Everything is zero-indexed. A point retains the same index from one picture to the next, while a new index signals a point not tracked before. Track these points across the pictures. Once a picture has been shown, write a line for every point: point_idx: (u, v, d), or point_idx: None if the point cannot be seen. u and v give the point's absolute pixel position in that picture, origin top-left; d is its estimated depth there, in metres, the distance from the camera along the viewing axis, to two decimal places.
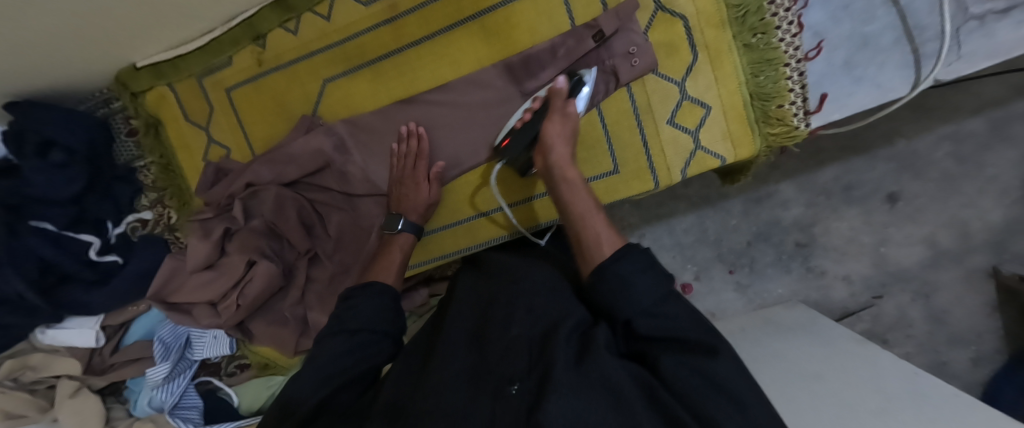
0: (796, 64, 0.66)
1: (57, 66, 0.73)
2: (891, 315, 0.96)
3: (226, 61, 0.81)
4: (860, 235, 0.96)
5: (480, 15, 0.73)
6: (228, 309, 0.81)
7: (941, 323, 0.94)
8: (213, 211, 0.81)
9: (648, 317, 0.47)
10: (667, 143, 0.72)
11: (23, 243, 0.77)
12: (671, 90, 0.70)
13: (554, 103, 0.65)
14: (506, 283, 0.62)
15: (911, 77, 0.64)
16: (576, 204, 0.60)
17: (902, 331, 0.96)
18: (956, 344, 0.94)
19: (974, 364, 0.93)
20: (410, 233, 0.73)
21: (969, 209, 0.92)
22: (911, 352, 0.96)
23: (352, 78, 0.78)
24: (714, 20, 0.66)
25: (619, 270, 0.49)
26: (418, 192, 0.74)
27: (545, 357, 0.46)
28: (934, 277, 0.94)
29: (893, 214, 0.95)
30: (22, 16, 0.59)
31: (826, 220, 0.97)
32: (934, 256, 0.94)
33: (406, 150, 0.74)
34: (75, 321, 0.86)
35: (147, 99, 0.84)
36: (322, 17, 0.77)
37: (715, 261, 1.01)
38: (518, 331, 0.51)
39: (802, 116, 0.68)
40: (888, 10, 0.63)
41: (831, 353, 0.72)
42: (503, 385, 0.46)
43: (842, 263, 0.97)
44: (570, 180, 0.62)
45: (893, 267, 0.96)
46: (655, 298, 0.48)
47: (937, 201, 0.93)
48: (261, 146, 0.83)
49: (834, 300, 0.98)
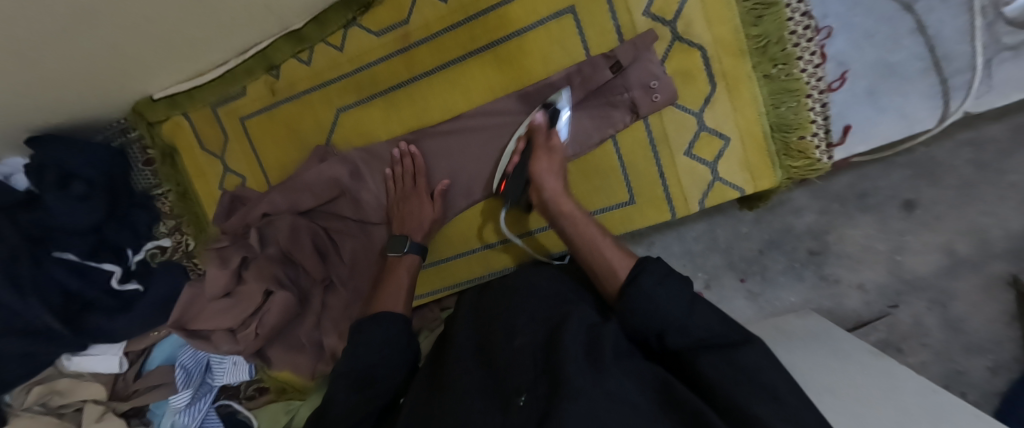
0: (818, 96, 0.64)
1: (78, 98, 0.74)
2: (907, 324, 0.83)
3: (240, 91, 0.81)
4: (875, 243, 0.84)
5: (494, 45, 0.72)
6: (247, 337, 0.82)
7: (959, 331, 0.81)
8: (231, 239, 0.82)
9: (674, 327, 0.47)
10: (684, 172, 0.70)
11: (46, 274, 0.78)
12: (688, 121, 0.68)
13: (538, 140, 0.67)
14: (502, 302, 0.60)
15: (940, 109, 0.61)
16: (584, 234, 0.62)
17: (916, 339, 0.83)
18: (972, 352, 0.80)
19: (995, 375, 0.79)
20: (415, 254, 0.73)
21: (990, 217, 0.79)
22: (927, 361, 0.83)
23: (365, 107, 0.78)
24: (732, 49, 0.65)
25: (641, 290, 0.51)
26: (422, 209, 0.74)
27: (553, 364, 0.44)
28: (951, 285, 0.81)
29: (910, 221, 0.82)
30: (45, 51, 0.60)
31: (841, 227, 0.85)
32: (951, 265, 0.81)
33: (402, 171, 0.76)
34: (98, 348, 0.87)
35: (164, 129, 0.85)
36: (334, 47, 0.76)
37: (726, 269, 0.92)
38: (523, 340, 0.50)
39: (825, 148, 0.65)
40: (915, 40, 0.60)
41: (845, 364, 0.65)
42: (511, 397, 0.44)
43: (857, 272, 0.85)
44: (568, 213, 0.64)
45: (909, 276, 0.83)
46: (682, 307, 0.48)
47: (955, 209, 0.80)
48: (274, 174, 0.83)
49: (847, 308, 0.86)
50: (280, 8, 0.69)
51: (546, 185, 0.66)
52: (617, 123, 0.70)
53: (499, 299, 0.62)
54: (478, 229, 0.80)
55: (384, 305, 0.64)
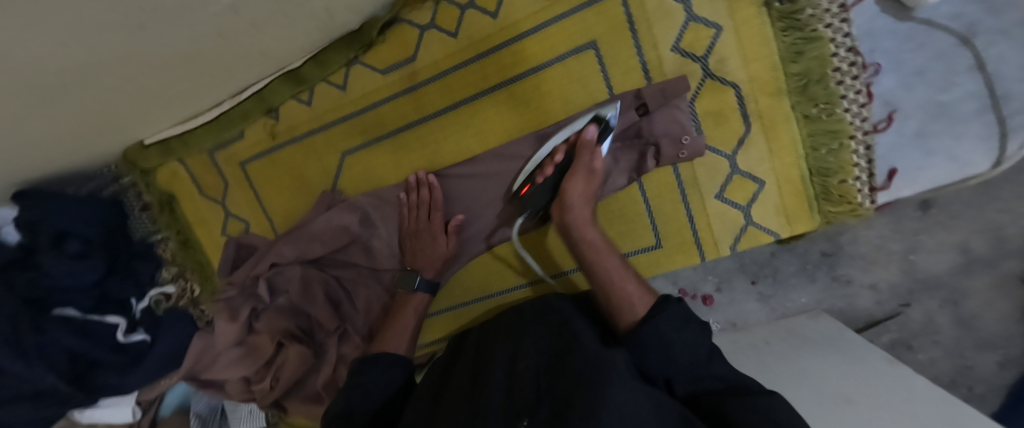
0: (863, 136, 0.59)
1: (60, 153, 0.70)
2: (918, 322, 0.81)
3: (238, 134, 0.76)
4: (889, 243, 0.81)
5: (508, 83, 0.67)
6: (261, 390, 0.79)
7: (970, 328, 0.79)
8: (238, 289, 0.79)
9: (684, 375, 0.48)
10: (715, 217, 0.67)
11: (50, 337, 0.74)
12: (719, 163, 0.64)
13: (581, 158, 0.61)
14: (506, 321, 0.59)
15: (995, 152, 0.57)
16: (603, 267, 0.59)
17: (927, 337, 0.81)
18: (983, 348, 0.79)
19: (1004, 369, 0.78)
20: (425, 292, 0.71)
21: (1008, 214, 0.75)
22: (936, 358, 0.81)
23: (372, 150, 0.74)
24: (770, 88, 0.60)
25: (657, 332, 0.49)
26: (435, 246, 0.71)
27: (561, 398, 0.44)
28: (964, 283, 0.79)
29: (925, 220, 0.79)
30: (27, 117, 0.56)
31: (854, 228, 0.82)
32: (965, 263, 0.78)
33: (418, 200, 0.71)
34: (109, 400, 0.83)
35: (159, 176, 0.82)
36: (337, 87, 0.71)
37: (737, 272, 0.88)
38: (525, 362, 0.49)
39: (867, 192, 0.61)
40: (972, 77, 0.55)
41: (861, 372, 0.64)
42: (512, 419, 0.44)
43: (869, 272, 0.82)
44: (591, 242, 0.60)
45: (922, 275, 0.80)
46: (695, 359, 0.48)
47: (973, 208, 0.76)
48: (280, 219, 0.79)
49: (859, 309, 0.83)
50: (276, 51, 0.64)
51: (571, 207, 0.61)
52: (634, 167, 0.65)
53: (499, 323, 0.61)
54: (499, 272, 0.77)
55: (387, 347, 0.64)
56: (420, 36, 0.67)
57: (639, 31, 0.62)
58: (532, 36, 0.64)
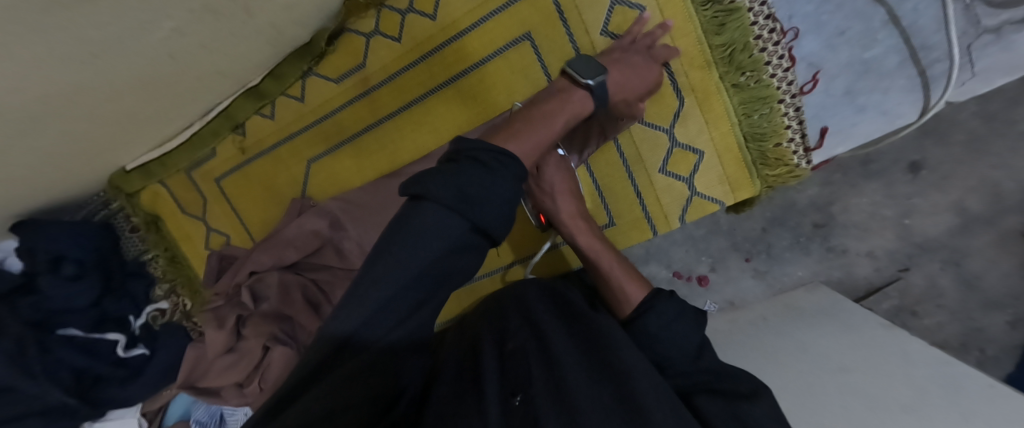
0: (791, 99, 0.61)
1: (54, 184, 0.76)
2: (918, 287, 0.83)
3: (208, 152, 0.82)
4: (881, 210, 0.84)
5: (453, 80, 0.71)
6: (253, 392, 0.83)
7: (975, 289, 0.81)
8: (224, 299, 0.84)
9: (675, 361, 0.48)
10: (663, 191, 0.69)
11: (54, 355, 0.80)
12: (660, 138, 0.67)
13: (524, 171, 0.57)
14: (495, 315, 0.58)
15: (921, 102, 0.59)
16: (600, 260, 0.58)
17: (932, 301, 0.83)
18: (990, 308, 0.81)
19: (1014, 329, 0.79)
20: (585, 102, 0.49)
21: (1002, 170, 0.77)
22: (943, 323, 0.83)
23: (336, 156, 0.79)
24: (698, 61, 0.62)
25: (645, 328, 0.50)
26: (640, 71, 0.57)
27: (556, 374, 0.44)
28: (966, 243, 0.81)
29: (917, 183, 0.81)
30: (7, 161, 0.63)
31: (845, 197, 0.85)
32: (963, 223, 0.81)
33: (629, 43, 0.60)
34: (116, 413, 0.90)
35: (142, 198, 0.87)
36: (296, 99, 0.76)
37: (730, 251, 0.91)
38: (514, 344, 0.49)
39: (802, 153, 0.63)
40: (889, 32, 0.57)
41: (859, 339, 0.65)
42: (507, 397, 0.43)
43: (865, 240, 0.85)
44: (586, 238, 0.59)
45: (919, 238, 0.83)
46: (688, 353, 0.48)
47: (964, 166, 0.79)
48: (259, 229, 0.85)
49: (857, 277, 0.86)
50: (234, 69, 0.69)
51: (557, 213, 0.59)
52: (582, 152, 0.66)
53: (483, 313, 0.61)
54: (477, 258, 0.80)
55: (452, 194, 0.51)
56: (367, 43, 0.71)
57: (569, 19, 0.65)
58: (472, 32, 0.68)
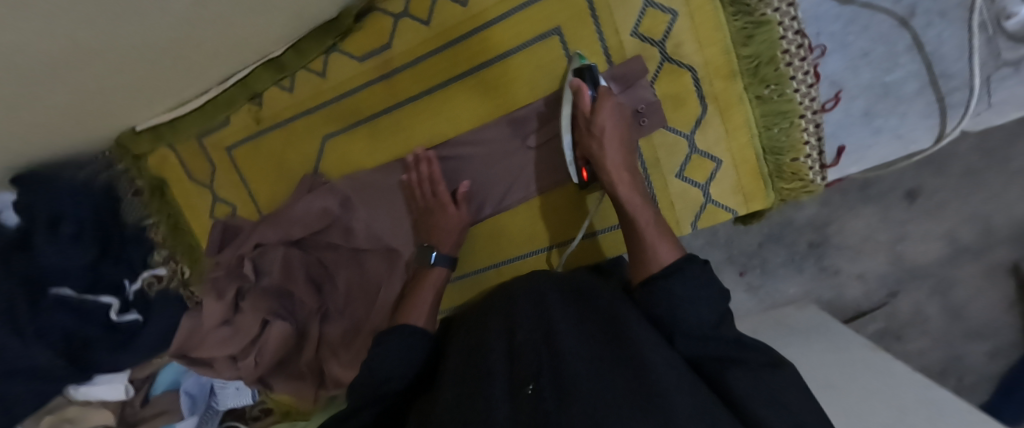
0: (812, 116, 0.62)
1: (60, 137, 0.75)
2: (905, 313, 0.88)
3: (222, 121, 0.81)
4: (875, 233, 0.85)
5: (476, 70, 0.71)
6: (246, 367, 0.82)
7: (959, 318, 0.86)
8: (224, 270, 0.82)
9: (693, 329, 0.47)
10: (677, 197, 0.69)
11: (46, 316, 0.79)
12: (679, 144, 0.67)
13: (581, 106, 0.63)
14: (500, 306, 0.57)
15: (937, 128, 0.61)
16: (638, 216, 0.59)
17: (916, 327, 0.88)
18: (969, 337, 0.87)
19: (992, 359, 0.86)
20: (443, 266, 0.71)
21: (993, 205, 0.82)
22: (925, 348, 0.88)
23: (351, 135, 0.78)
24: (723, 71, 0.63)
25: (669, 291, 0.49)
26: (447, 217, 0.73)
27: (558, 365, 0.44)
28: (952, 273, 0.85)
29: (912, 211, 0.84)
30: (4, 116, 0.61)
31: (842, 218, 0.86)
32: (953, 253, 0.85)
33: (421, 178, 0.74)
34: (103, 378, 0.88)
35: (150, 162, 0.86)
36: (316, 74, 0.75)
37: (725, 264, 0.91)
38: (521, 336, 0.49)
39: (818, 170, 0.64)
40: (913, 57, 0.59)
41: (845, 359, 0.66)
42: (519, 387, 0.44)
43: (856, 262, 0.87)
44: (626, 188, 0.61)
45: (910, 264, 0.86)
46: (711, 319, 0.47)
47: (960, 197, 0.82)
48: (266, 203, 0.84)
49: (847, 299, 0.89)
50: (257, 39, 0.69)
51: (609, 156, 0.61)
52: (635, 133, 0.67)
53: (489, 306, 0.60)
54: (496, 245, 0.80)
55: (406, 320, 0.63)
56: (395, 24, 0.71)
57: (600, 17, 0.65)
58: (499, 24, 0.68)
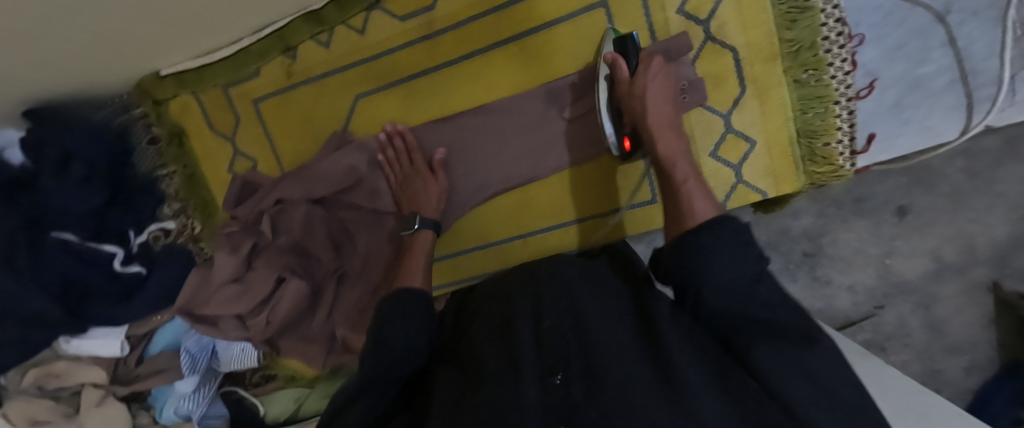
0: (846, 102, 0.65)
1: (84, 74, 0.72)
2: (891, 325, 0.80)
3: (253, 72, 0.79)
4: (867, 247, 0.80)
5: (519, 37, 0.71)
6: (258, 325, 0.81)
7: (940, 333, 0.79)
8: (241, 225, 0.80)
9: (719, 293, 0.44)
10: (709, 176, 0.71)
11: (46, 260, 0.74)
12: (715, 123, 0.69)
13: (619, 77, 0.63)
14: (526, 290, 0.57)
15: (963, 122, 0.63)
16: (676, 171, 0.58)
17: (900, 340, 0.80)
18: (950, 352, 0.78)
19: (969, 375, 0.78)
20: (429, 230, 0.70)
21: (977, 225, 0.75)
22: (908, 362, 0.80)
23: (384, 95, 0.77)
24: (764, 54, 0.65)
25: (699, 246, 0.46)
26: (427, 186, 0.73)
27: (587, 358, 0.45)
28: (936, 289, 0.78)
29: (901, 226, 0.78)
30: (39, 36, 0.57)
31: (834, 230, 0.81)
32: (937, 268, 0.78)
33: (395, 153, 0.75)
34: (99, 331, 0.83)
35: (172, 108, 0.83)
36: (356, 30, 0.75)
37: None
38: (547, 322, 0.49)
39: (848, 155, 0.66)
40: (945, 52, 0.62)
41: None
42: (545, 374, 0.44)
43: (847, 273, 0.81)
44: (668, 147, 0.60)
45: (897, 279, 0.80)
46: (744, 278, 0.44)
47: (947, 215, 0.76)
48: (289, 161, 0.82)
49: (836, 309, 0.82)
50: None
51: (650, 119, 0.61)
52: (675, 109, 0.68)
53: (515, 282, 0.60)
54: (521, 215, 0.80)
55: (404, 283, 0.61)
56: None
57: None
58: None
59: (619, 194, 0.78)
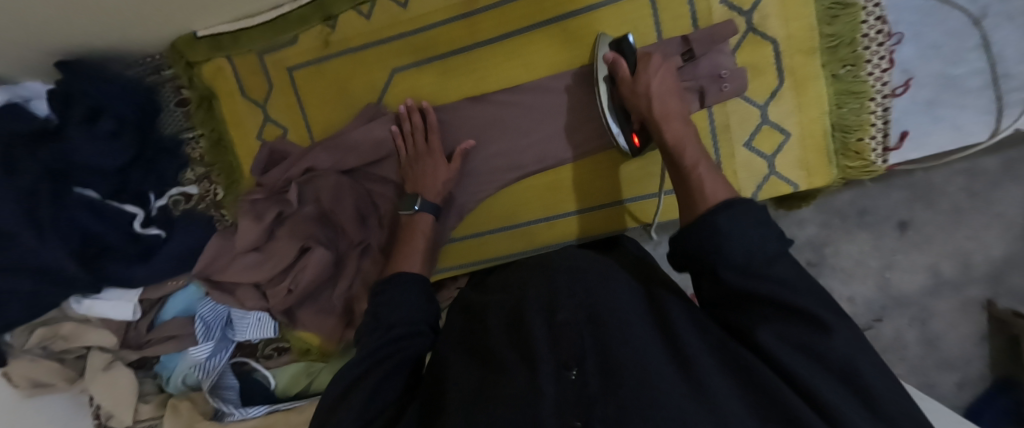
0: (881, 99, 0.67)
1: (122, 30, 0.71)
2: (887, 337, 0.85)
3: (290, 39, 0.79)
4: (868, 259, 0.84)
5: (561, 19, 0.72)
6: (279, 294, 0.80)
7: (934, 348, 0.84)
8: (266, 193, 0.78)
9: (733, 269, 0.42)
10: (741, 166, 0.72)
11: (68, 213, 0.74)
12: (752, 114, 0.70)
13: (620, 76, 0.64)
14: (539, 274, 0.52)
15: (992, 125, 0.66)
16: (686, 154, 0.57)
17: (895, 353, 0.85)
18: (943, 368, 0.84)
19: (960, 390, 0.83)
20: (428, 214, 0.71)
21: (975, 242, 0.80)
22: (902, 375, 0.85)
23: (421, 70, 0.77)
24: (805, 46, 0.66)
25: (713, 223, 0.45)
26: (435, 167, 0.72)
27: (604, 347, 0.40)
28: (931, 305, 0.83)
29: (902, 241, 0.82)
30: None
31: (838, 241, 0.84)
32: (934, 285, 0.82)
33: (411, 127, 0.74)
34: (112, 293, 0.82)
35: (204, 71, 0.82)
36: (398, 4, 0.75)
37: None
38: (563, 314, 0.44)
39: (881, 151, 0.69)
40: (979, 55, 0.64)
41: None
42: (559, 367, 0.40)
43: (849, 285, 0.85)
44: (677, 133, 0.59)
45: (896, 293, 0.84)
46: (759, 257, 0.42)
47: (945, 231, 0.80)
48: (319, 131, 0.82)
49: None
50: None
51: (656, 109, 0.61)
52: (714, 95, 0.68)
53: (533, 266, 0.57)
54: (550, 198, 0.80)
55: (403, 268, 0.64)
56: None
57: None
58: None
59: (641, 183, 0.78)
